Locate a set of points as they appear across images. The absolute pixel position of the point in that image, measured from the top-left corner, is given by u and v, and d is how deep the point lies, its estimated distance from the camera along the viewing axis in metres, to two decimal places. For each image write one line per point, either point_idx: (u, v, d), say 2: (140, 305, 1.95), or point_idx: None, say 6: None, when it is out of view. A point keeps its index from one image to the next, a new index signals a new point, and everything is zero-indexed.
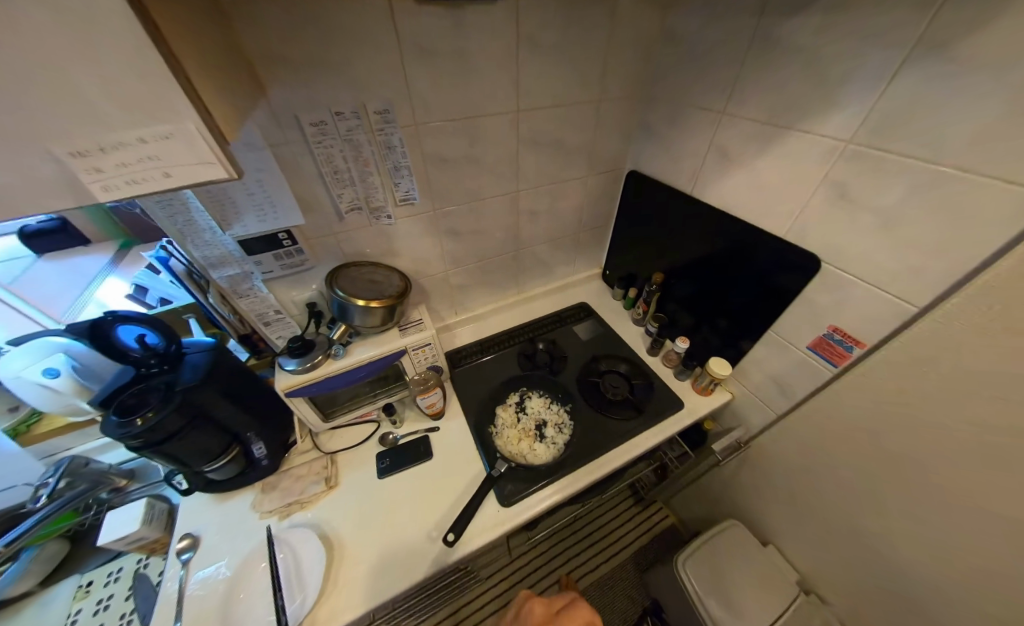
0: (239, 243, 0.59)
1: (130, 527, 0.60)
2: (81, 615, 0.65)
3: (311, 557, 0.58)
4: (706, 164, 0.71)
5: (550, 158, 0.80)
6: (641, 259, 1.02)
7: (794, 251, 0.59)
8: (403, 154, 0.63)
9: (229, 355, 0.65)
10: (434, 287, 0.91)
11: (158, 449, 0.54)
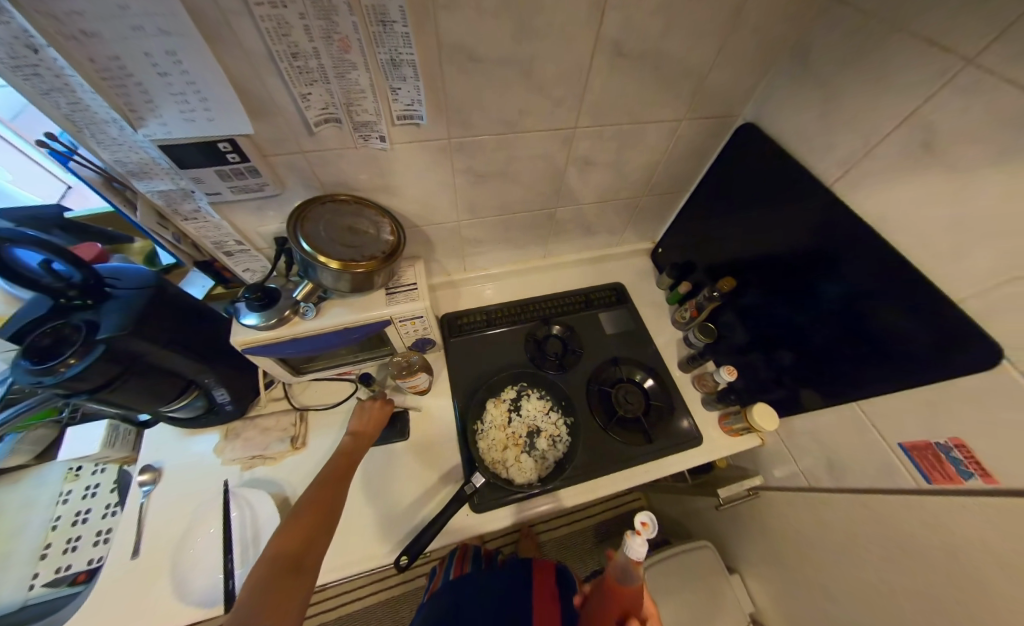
0: (161, 148, 0.42)
1: (90, 448, 0.58)
2: (71, 496, 0.71)
3: (264, 520, 0.55)
4: (884, 145, 0.44)
5: (634, 83, 0.52)
6: (712, 249, 0.78)
7: (951, 327, 0.39)
8: (406, 39, 0.39)
9: (174, 289, 0.54)
10: (442, 237, 0.72)
11: (93, 397, 0.46)
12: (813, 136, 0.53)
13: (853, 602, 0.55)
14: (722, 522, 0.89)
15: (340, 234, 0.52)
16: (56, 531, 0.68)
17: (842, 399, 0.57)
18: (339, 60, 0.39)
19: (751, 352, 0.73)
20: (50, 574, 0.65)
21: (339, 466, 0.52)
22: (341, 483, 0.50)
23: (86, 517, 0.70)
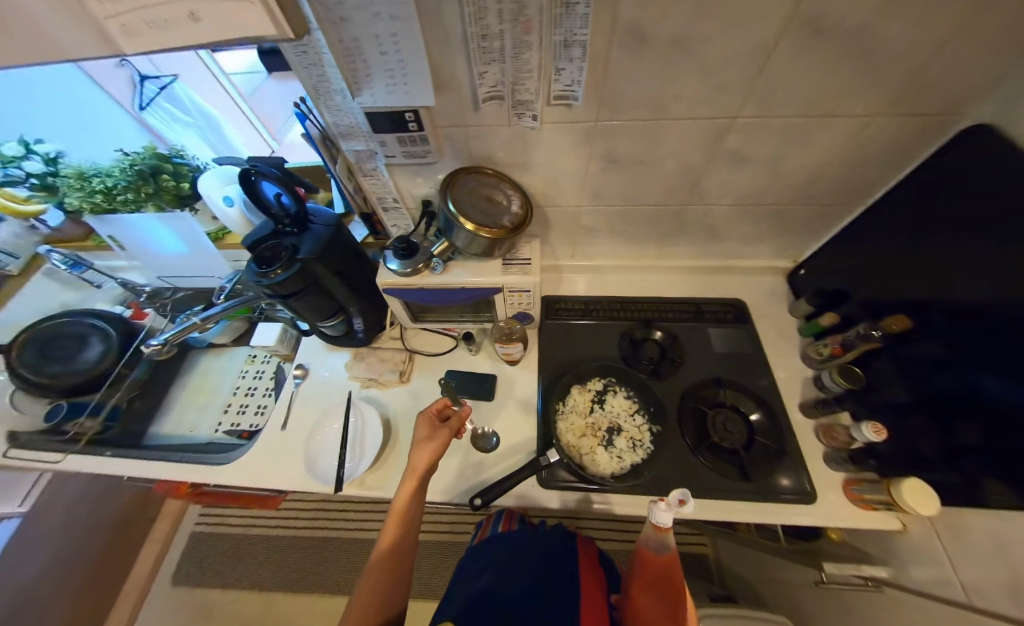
0: (366, 114, 0.52)
1: (270, 340, 0.79)
2: (248, 374, 0.96)
3: (371, 431, 0.66)
4: None
5: (827, 66, 0.45)
6: (883, 279, 0.63)
7: None
8: (583, 19, 0.40)
9: (345, 231, 0.67)
10: (559, 220, 0.74)
11: (285, 301, 0.61)
12: None
13: None
14: (815, 606, 0.74)
15: (479, 202, 0.58)
16: (235, 397, 0.93)
17: None
18: (518, 41, 0.43)
19: (915, 415, 0.57)
20: (228, 425, 0.90)
21: (394, 524, 0.48)
22: (399, 549, 0.47)
23: (253, 391, 0.94)
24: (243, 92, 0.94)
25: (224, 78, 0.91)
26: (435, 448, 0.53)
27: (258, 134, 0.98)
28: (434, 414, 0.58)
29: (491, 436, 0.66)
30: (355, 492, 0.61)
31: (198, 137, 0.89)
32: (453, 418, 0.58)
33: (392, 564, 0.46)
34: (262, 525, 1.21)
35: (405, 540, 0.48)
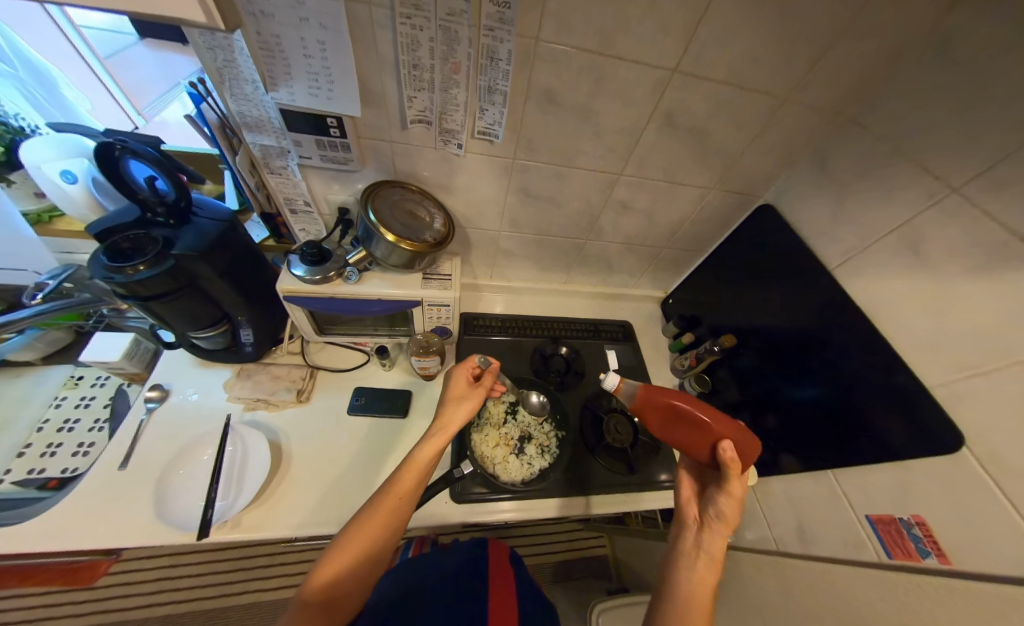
0: (280, 111, 0.49)
1: (112, 355, 0.61)
2: (64, 402, 0.72)
3: (255, 460, 0.57)
4: (880, 246, 0.52)
5: (679, 149, 0.61)
6: (718, 308, 0.85)
7: (933, 410, 0.44)
8: (505, 74, 0.48)
9: (241, 230, 0.60)
10: (479, 242, 0.79)
11: (145, 303, 0.50)
12: (822, 225, 0.61)
13: None
14: None
15: (402, 215, 0.59)
16: (39, 434, 0.68)
17: (821, 467, 0.60)
18: (448, 78, 0.48)
19: (740, 410, 0.77)
20: (21, 473, 0.64)
21: (414, 476, 0.43)
22: (408, 502, 0.42)
23: (73, 425, 0.70)
24: (101, 54, 0.79)
25: (75, 32, 0.72)
26: (471, 408, 0.51)
27: (119, 107, 0.82)
28: (470, 371, 0.55)
29: (546, 403, 0.73)
30: (227, 538, 0.50)
31: (15, 95, 0.65)
32: (485, 377, 0.55)
33: (395, 515, 0.40)
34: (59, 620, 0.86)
35: (415, 495, 0.43)
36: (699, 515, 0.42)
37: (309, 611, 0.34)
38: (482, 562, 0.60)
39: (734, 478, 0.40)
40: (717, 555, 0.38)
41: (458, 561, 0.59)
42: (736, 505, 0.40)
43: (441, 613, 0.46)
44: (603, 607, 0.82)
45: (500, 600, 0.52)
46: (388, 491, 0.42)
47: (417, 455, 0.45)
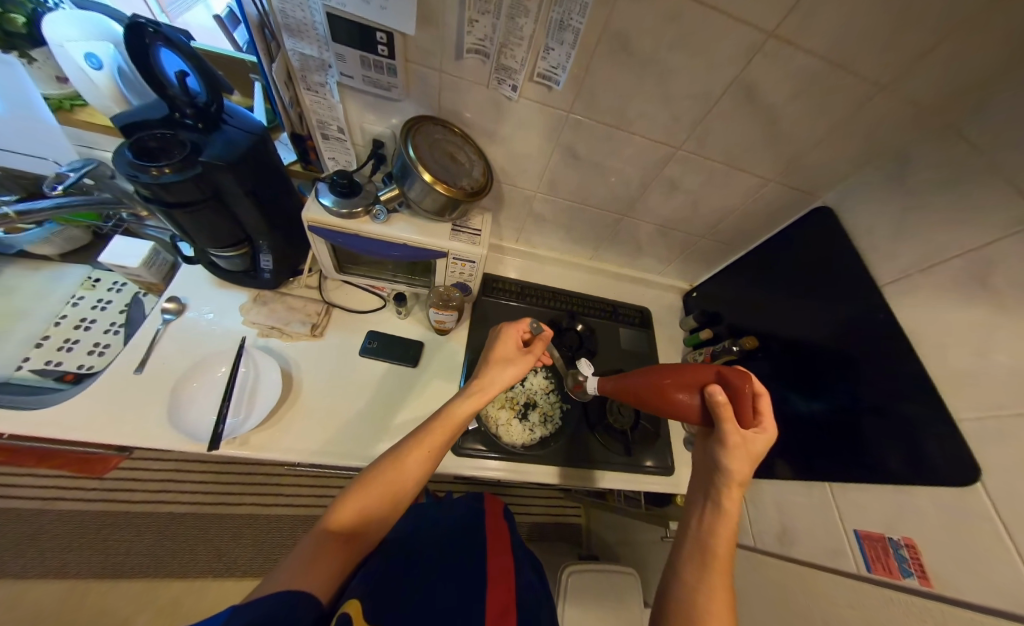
0: (326, 15, 0.44)
1: (130, 261, 0.60)
2: (81, 302, 0.73)
3: (265, 385, 0.57)
4: (943, 268, 0.49)
5: (749, 128, 0.56)
6: (744, 309, 0.83)
7: (951, 441, 0.44)
8: (581, 8, 0.42)
9: (272, 149, 0.56)
10: (513, 201, 0.75)
11: (166, 210, 0.48)
12: (883, 236, 0.57)
13: None
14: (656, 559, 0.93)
15: (441, 156, 0.55)
16: (57, 328, 0.69)
17: (818, 478, 0.61)
18: (517, 2, 0.42)
19: None
20: (39, 362, 0.65)
21: (448, 431, 0.43)
22: (437, 452, 0.42)
23: (90, 325, 0.71)
24: None
25: None
26: (512, 374, 0.50)
27: None
28: (520, 335, 0.52)
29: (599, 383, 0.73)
30: (235, 454, 0.52)
31: None
32: (536, 344, 0.52)
33: (424, 463, 0.40)
34: (74, 501, 0.92)
35: (445, 448, 0.43)
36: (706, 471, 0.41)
37: (331, 540, 0.33)
38: (480, 514, 0.60)
39: (729, 421, 0.39)
40: (729, 508, 0.38)
41: (455, 512, 0.59)
42: (742, 456, 0.39)
43: (435, 548, 0.47)
44: (575, 569, 0.88)
45: (496, 554, 0.51)
46: (420, 439, 0.41)
47: (453, 410, 0.45)
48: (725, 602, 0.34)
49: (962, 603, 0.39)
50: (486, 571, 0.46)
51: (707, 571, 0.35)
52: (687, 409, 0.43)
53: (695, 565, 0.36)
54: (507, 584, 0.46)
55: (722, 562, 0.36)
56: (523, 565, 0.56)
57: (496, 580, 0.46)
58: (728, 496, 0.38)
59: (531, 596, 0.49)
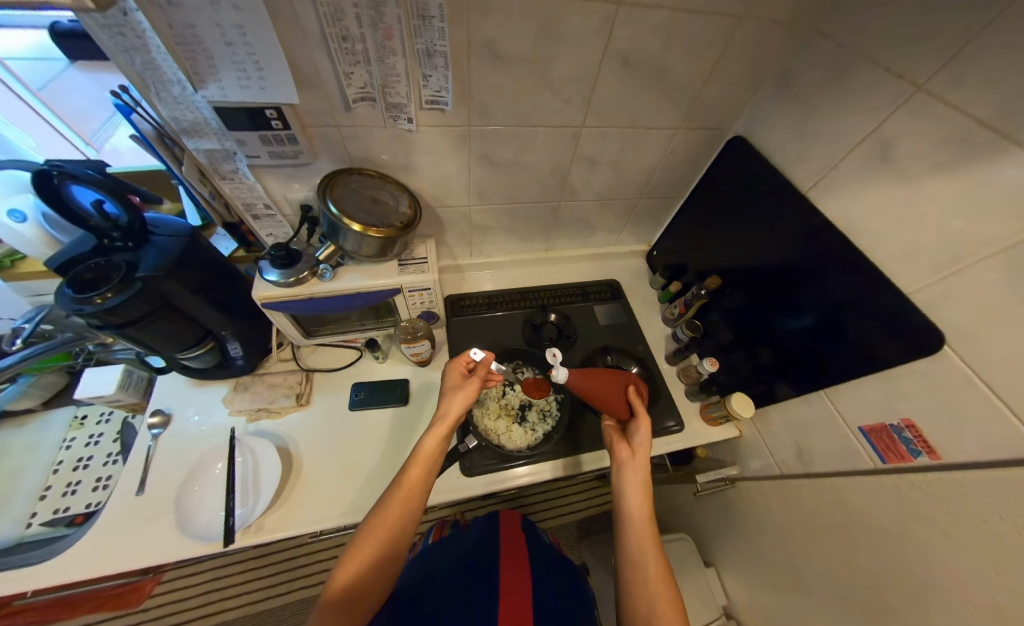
0: (214, 110, 0.47)
1: (106, 388, 0.61)
2: (74, 443, 0.73)
3: (266, 467, 0.58)
4: (849, 162, 0.51)
5: (639, 90, 0.59)
6: (701, 252, 0.85)
7: (908, 317, 0.45)
8: (441, 32, 0.45)
9: (205, 243, 0.58)
10: (453, 221, 0.78)
11: (120, 331, 0.49)
12: (793, 148, 0.60)
13: (827, 580, 0.60)
14: (700, 513, 0.98)
15: (364, 204, 0.57)
16: (56, 476, 0.69)
17: (815, 390, 0.62)
18: (381, 46, 0.45)
19: (735, 350, 0.78)
20: (48, 514, 0.66)
21: (423, 467, 0.44)
22: (416, 492, 0.42)
23: (87, 463, 0.71)
24: (31, 86, 0.67)
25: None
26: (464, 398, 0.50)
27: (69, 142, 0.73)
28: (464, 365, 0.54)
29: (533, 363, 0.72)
30: (252, 542, 0.53)
31: None
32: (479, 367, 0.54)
33: (405, 507, 0.40)
34: None
35: (424, 487, 0.43)
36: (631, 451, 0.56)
37: (330, 614, 0.34)
38: (496, 538, 0.59)
39: (637, 405, 0.59)
40: (643, 472, 0.54)
41: (473, 542, 0.59)
42: (645, 432, 0.57)
43: (446, 585, 0.48)
44: None
45: (509, 574, 0.51)
46: (396, 486, 0.42)
47: (423, 446, 0.45)
48: (659, 563, 0.47)
49: (964, 466, 0.41)
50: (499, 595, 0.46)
51: (645, 547, 0.48)
52: (615, 409, 0.62)
53: (637, 545, 0.48)
54: (521, 602, 0.46)
55: (652, 530, 0.50)
56: (549, 576, 0.55)
57: (509, 601, 0.46)
58: (642, 466, 0.55)
59: (556, 608, 0.48)
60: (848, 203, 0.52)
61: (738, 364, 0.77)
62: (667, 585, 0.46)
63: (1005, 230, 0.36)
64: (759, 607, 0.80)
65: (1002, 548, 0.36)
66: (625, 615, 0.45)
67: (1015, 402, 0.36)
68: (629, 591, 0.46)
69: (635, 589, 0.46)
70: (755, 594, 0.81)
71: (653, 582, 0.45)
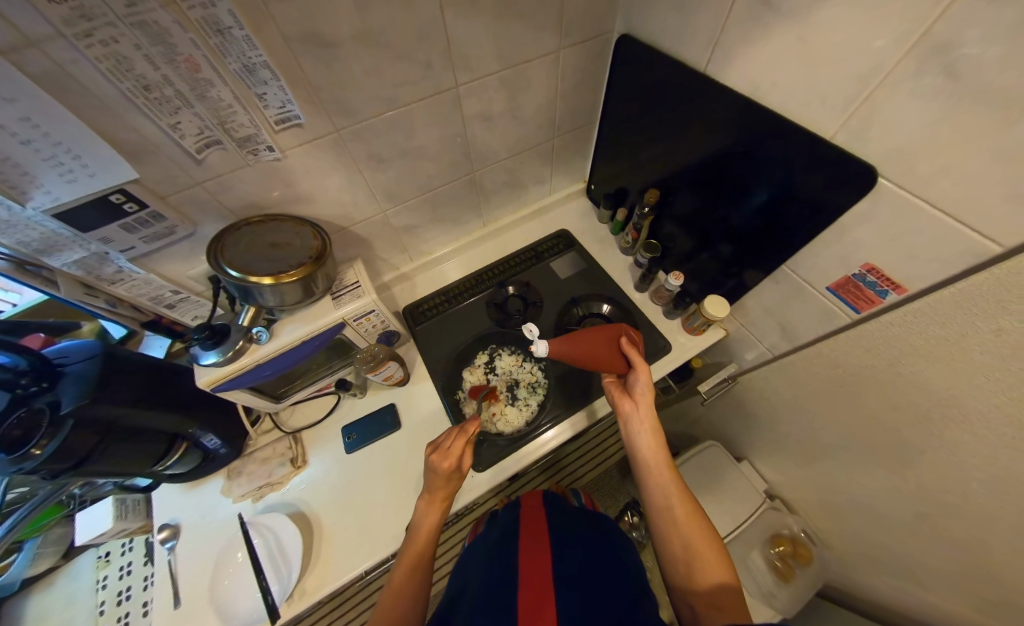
0: (57, 217, 0.42)
1: (105, 524, 0.60)
2: (109, 580, 0.73)
3: (287, 537, 0.58)
4: (735, 15, 0.46)
5: (497, 23, 0.53)
6: (633, 170, 0.81)
7: (831, 163, 0.43)
8: (250, 43, 0.39)
9: (126, 353, 0.54)
10: (374, 232, 0.73)
11: (78, 472, 0.47)
12: (678, 25, 0.55)
13: (843, 436, 0.62)
14: (719, 417, 1.01)
15: (266, 253, 0.54)
16: (104, 615, 0.70)
17: (777, 269, 0.61)
18: (193, 80, 0.40)
19: (696, 255, 0.77)
20: None
21: (421, 542, 0.50)
22: (420, 571, 0.48)
23: (129, 593, 0.72)
24: None
25: None
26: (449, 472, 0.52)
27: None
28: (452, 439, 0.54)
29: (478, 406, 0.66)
30: (302, 607, 0.54)
31: None
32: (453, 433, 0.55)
33: (411, 586, 0.46)
34: None
35: (427, 561, 0.49)
36: (634, 406, 0.55)
37: None
38: (518, 518, 0.60)
39: (638, 358, 0.55)
40: (650, 423, 0.54)
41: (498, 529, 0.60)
42: (648, 384, 0.55)
43: (480, 577, 0.49)
44: None
45: (535, 544, 0.52)
46: (403, 566, 0.48)
47: (419, 522, 0.52)
48: (684, 503, 0.48)
49: (928, 291, 0.40)
50: (524, 562, 0.47)
51: (668, 490, 0.49)
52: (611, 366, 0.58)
53: (661, 491, 0.49)
54: (544, 564, 0.47)
55: (672, 475, 0.50)
56: (575, 534, 0.56)
57: (535, 566, 0.46)
58: (650, 416, 0.54)
59: (582, 558, 0.49)
60: (747, 64, 0.48)
61: (703, 268, 0.76)
62: (698, 520, 0.47)
63: (892, 40, 0.33)
64: (796, 479, 0.84)
65: (988, 358, 0.35)
66: (665, 564, 0.47)
67: (952, 212, 0.34)
68: (665, 539, 0.47)
69: (671, 537, 0.47)
70: (789, 469, 0.85)
71: (685, 521, 0.47)
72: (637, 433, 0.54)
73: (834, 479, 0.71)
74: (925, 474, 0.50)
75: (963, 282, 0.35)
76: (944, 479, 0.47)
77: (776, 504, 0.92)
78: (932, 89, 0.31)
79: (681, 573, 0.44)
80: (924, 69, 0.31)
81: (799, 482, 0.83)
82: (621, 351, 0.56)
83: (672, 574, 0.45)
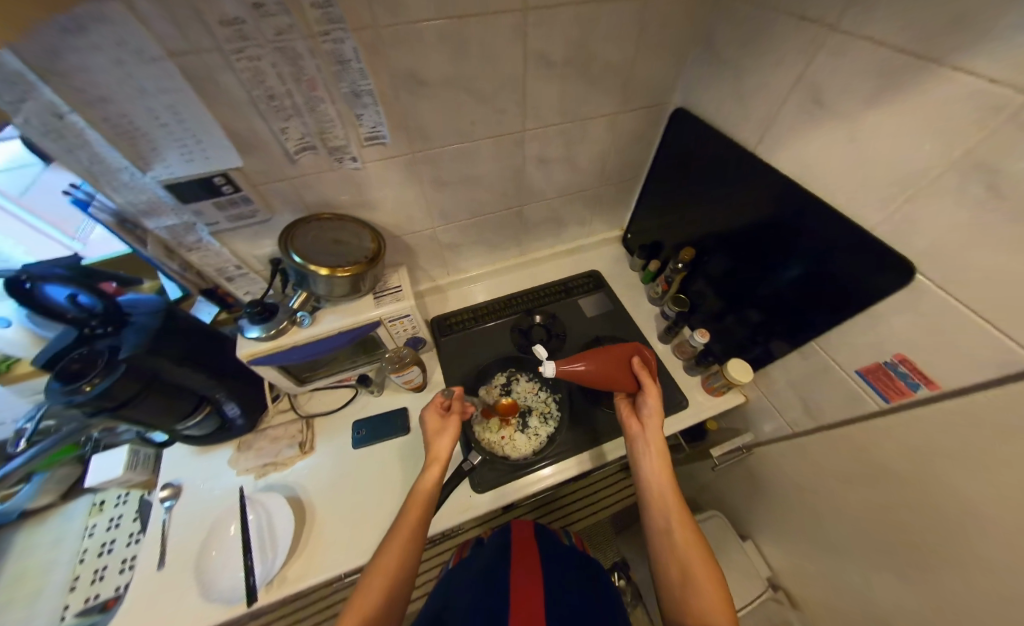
0: (167, 187, 0.48)
1: (115, 471, 0.63)
2: (96, 529, 0.74)
3: (279, 520, 0.59)
4: (786, 110, 0.51)
5: (569, 84, 0.60)
6: (671, 226, 0.85)
7: (871, 254, 0.45)
8: (362, 73, 0.46)
9: (182, 314, 0.59)
10: (420, 244, 0.79)
11: (114, 414, 0.50)
12: (732, 108, 0.61)
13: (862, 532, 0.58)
14: (726, 487, 0.96)
15: None
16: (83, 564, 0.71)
17: (806, 345, 0.61)
18: (309, 96, 0.47)
19: (723, 317, 0.78)
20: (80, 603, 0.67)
21: (420, 503, 0.49)
22: (416, 532, 0.46)
23: (111, 547, 0.72)
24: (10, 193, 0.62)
25: None
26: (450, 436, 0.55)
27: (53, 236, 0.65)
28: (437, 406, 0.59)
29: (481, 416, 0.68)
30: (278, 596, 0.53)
31: None
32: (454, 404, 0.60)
33: (406, 545, 0.45)
34: None
35: (423, 524, 0.48)
36: (641, 425, 0.55)
37: None
38: (509, 552, 0.58)
39: (646, 379, 0.56)
40: (657, 444, 0.53)
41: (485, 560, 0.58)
42: (657, 404, 0.55)
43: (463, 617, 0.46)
44: None
45: (524, 592, 0.49)
46: (398, 527, 0.46)
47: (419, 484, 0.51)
48: (687, 528, 0.46)
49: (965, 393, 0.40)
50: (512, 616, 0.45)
51: (672, 513, 0.47)
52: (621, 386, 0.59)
53: (663, 512, 0.48)
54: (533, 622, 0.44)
55: (677, 499, 0.49)
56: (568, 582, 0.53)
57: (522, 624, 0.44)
58: (657, 436, 0.53)
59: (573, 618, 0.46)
60: (794, 152, 0.52)
61: (729, 331, 0.77)
62: (700, 549, 0.45)
63: (937, 154, 0.36)
64: (804, 572, 0.77)
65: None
66: (663, 593, 0.44)
67: (990, 318, 0.35)
68: (662, 565, 0.45)
69: (671, 563, 0.45)
70: (797, 559, 0.78)
71: (687, 547, 0.45)
72: (642, 453, 0.53)
73: (847, 578, 0.65)
74: (952, 590, 0.46)
75: (1003, 389, 0.35)
76: (971, 600, 0.44)
77: (778, 595, 0.84)
78: (971, 203, 0.34)
79: (679, 602, 0.42)
80: (966, 184, 0.34)
81: (807, 576, 0.76)
82: (630, 371, 0.58)
83: (669, 602, 0.43)
